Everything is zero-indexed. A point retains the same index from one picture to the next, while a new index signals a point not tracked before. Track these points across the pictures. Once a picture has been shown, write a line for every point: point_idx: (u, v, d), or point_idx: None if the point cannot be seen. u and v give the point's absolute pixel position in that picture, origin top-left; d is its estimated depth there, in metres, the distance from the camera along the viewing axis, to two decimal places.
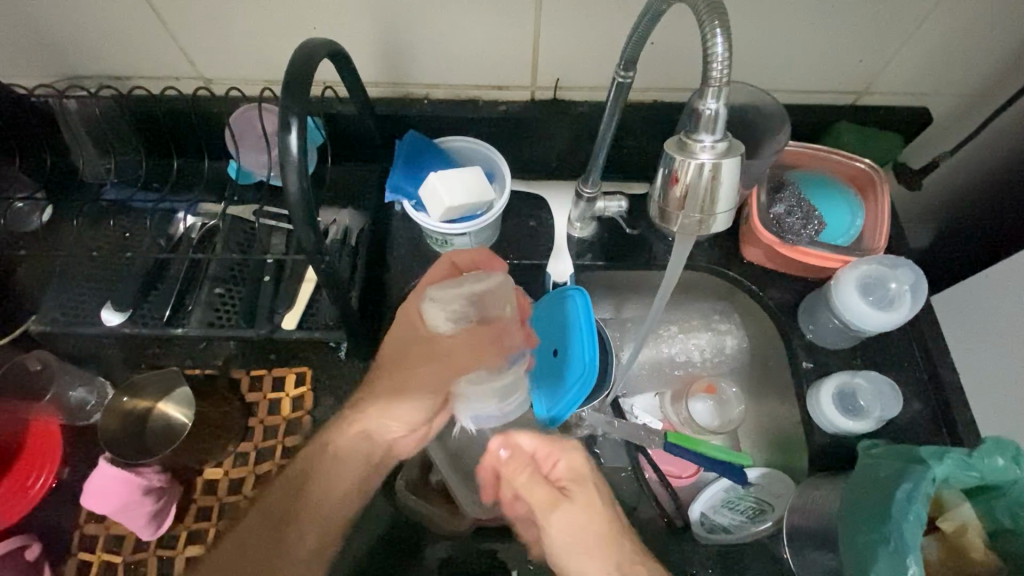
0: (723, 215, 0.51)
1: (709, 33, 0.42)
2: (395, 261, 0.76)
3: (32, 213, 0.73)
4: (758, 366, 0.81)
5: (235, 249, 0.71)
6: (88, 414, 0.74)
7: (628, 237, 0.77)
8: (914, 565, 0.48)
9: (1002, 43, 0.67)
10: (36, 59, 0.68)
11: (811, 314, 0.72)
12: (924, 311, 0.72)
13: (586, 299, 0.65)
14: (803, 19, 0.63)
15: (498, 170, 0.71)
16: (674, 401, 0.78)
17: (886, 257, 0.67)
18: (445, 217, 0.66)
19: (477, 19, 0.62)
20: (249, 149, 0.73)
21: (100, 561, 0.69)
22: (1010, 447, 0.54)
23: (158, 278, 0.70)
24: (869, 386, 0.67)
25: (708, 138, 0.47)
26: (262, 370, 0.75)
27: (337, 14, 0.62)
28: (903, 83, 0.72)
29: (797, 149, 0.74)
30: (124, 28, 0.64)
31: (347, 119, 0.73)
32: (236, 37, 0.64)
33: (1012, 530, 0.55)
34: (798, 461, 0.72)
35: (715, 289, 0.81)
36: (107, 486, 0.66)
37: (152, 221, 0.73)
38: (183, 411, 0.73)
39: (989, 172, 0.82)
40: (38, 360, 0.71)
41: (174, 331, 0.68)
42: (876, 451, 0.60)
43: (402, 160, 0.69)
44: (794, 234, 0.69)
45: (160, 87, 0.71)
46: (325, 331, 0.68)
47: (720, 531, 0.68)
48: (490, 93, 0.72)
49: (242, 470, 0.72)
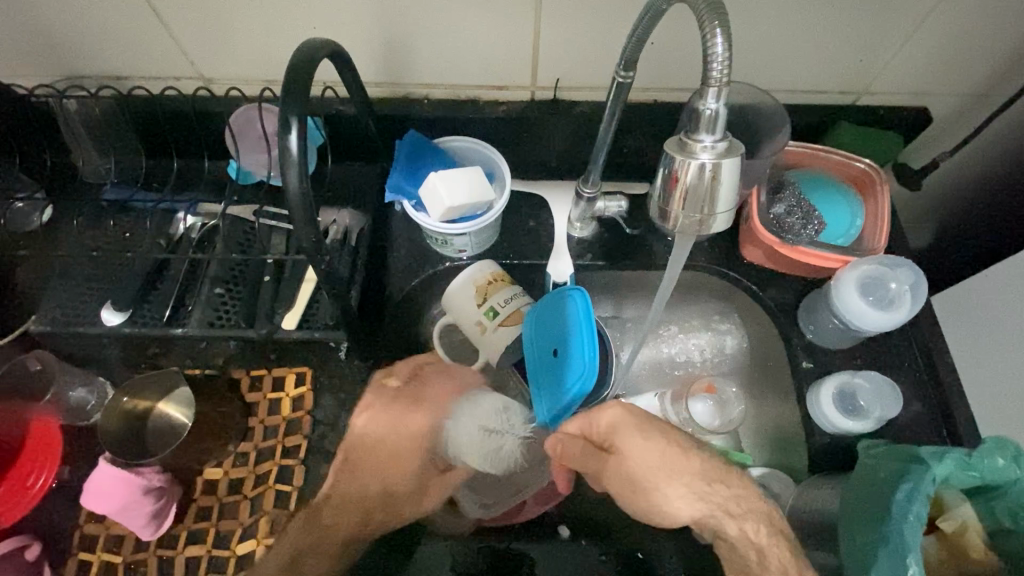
0: (723, 215, 0.50)
1: (708, 33, 0.42)
2: (396, 260, 0.76)
3: (31, 213, 0.73)
4: (757, 366, 0.81)
5: (235, 248, 0.71)
6: (89, 414, 0.75)
7: (629, 237, 0.77)
8: (914, 565, 0.48)
9: (1002, 43, 0.67)
10: (36, 59, 0.67)
11: (811, 313, 0.72)
12: (923, 311, 0.73)
13: (586, 299, 0.65)
14: (804, 17, 0.63)
15: (498, 169, 0.71)
16: (674, 401, 0.77)
17: (886, 257, 0.67)
18: (445, 216, 0.66)
19: (478, 19, 0.62)
20: (249, 149, 0.73)
21: (101, 561, 0.69)
22: (1011, 447, 0.54)
23: (159, 278, 0.70)
24: (869, 386, 0.67)
25: (708, 138, 0.47)
26: (262, 370, 0.76)
27: (337, 16, 0.62)
28: (903, 83, 0.72)
29: (797, 149, 0.74)
30: (124, 28, 0.64)
31: (347, 119, 0.73)
32: (236, 37, 0.65)
33: (1011, 529, 0.55)
34: (798, 461, 0.72)
35: (715, 289, 0.81)
36: (107, 486, 0.65)
37: (152, 221, 0.73)
38: (182, 411, 0.73)
39: (989, 173, 0.82)
40: (38, 360, 0.71)
41: (174, 331, 0.67)
42: (875, 451, 0.60)
43: (402, 160, 0.69)
44: (794, 234, 0.70)
45: (160, 87, 0.71)
46: (326, 331, 0.68)
47: None
48: (490, 93, 0.72)
49: (242, 470, 0.72)
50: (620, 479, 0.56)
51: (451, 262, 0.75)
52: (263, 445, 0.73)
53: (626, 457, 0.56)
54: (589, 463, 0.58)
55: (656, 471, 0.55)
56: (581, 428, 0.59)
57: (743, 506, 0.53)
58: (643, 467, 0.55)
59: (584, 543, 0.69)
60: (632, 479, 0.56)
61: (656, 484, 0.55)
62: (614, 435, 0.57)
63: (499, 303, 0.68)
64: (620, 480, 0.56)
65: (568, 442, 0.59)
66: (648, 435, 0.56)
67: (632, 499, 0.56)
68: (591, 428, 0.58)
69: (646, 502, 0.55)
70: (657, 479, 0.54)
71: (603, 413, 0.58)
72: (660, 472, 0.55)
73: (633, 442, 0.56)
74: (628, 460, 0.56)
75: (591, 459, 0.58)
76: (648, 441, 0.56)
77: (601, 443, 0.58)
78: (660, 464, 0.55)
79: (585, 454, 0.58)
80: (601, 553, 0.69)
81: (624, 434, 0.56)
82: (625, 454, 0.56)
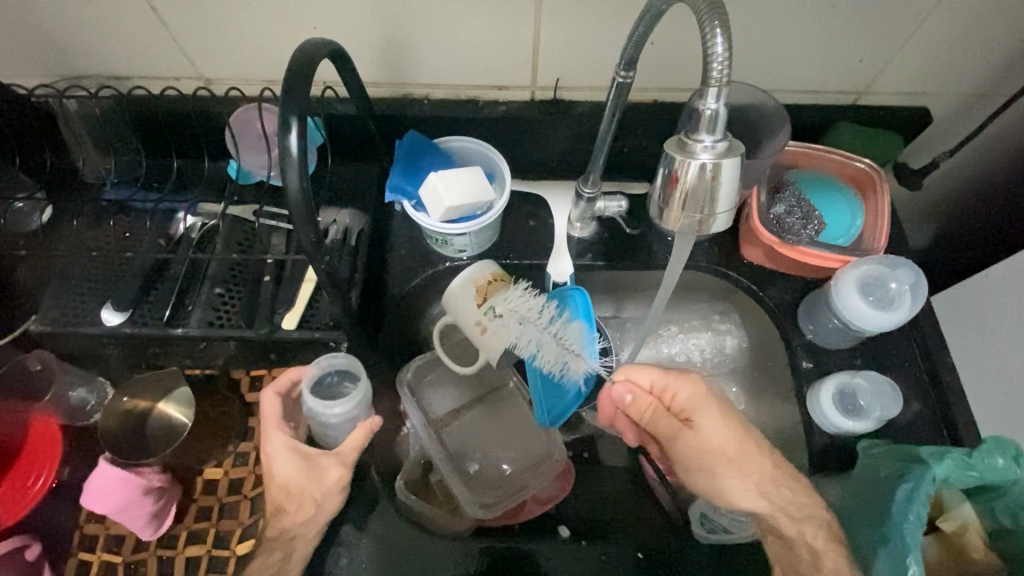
0: (723, 215, 0.50)
1: (708, 33, 0.42)
2: (395, 260, 0.76)
3: (31, 213, 0.73)
4: (758, 366, 0.81)
5: (234, 249, 0.71)
6: (88, 414, 0.75)
7: (629, 237, 0.77)
8: (914, 565, 0.48)
9: (1002, 44, 0.67)
10: (36, 59, 0.67)
11: (811, 313, 0.72)
12: (923, 310, 0.73)
13: (585, 298, 0.65)
14: (805, 17, 0.63)
15: (498, 170, 0.71)
16: None
17: (886, 257, 0.66)
18: (445, 216, 0.66)
19: (478, 19, 0.62)
20: (249, 149, 0.73)
21: (101, 561, 0.69)
22: (1011, 447, 0.54)
23: (158, 278, 0.71)
24: (869, 386, 0.68)
25: (708, 138, 0.47)
26: (262, 370, 0.76)
27: (337, 16, 0.62)
28: (903, 83, 0.72)
29: (797, 149, 0.74)
30: (124, 28, 0.63)
31: (347, 119, 0.73)
32: (236, 37, 0.64)
33: (1012, 529, 0.55)
34: (798, 461, 0.72)
35: (715, 289, 0.81)
36: (106, 486, 0.65)
37: (152, 222, 0.73)
38: (183, 411, 0.73)
39: (989, 173, 0.82)
40: (38, 360, 0.71)
41: (174, 331, 0.68)
42: (876, 451, 0.59)
43: (402, 160, 0.69)
44: (794, 234, 0.69)
45: (160, 87, 0.71)
46: (326, 331, 0.68)
47: (720, 531, 0.65)
48: (490, 93, 0.72)
49: (242, 469, 0.73)
50: (687, 459, 0.56)
51: (451, 262, 0.75)
52: (263, 444, 0.73)
53: (705, 438, 0.56)
54: (661, 425, 0.58)
55: (730, 458, 0.55)
56: (656, 388, 0.58)
57: (805, 511, 0.54)
58: (728, 445, 0.56)
59: (583, 543, 0.67)
60: (704, 454, 0.56)
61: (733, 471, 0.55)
62: (696, 411, 0.57)
63: (499, 303, 0.68)
64: (688, 460, 0.56)
65: (641, 396, 0.58)
66: (724, 420, 0.57)
67: (694, 473, 0.56)
68: (672, 392, 0.58)
69: (712, 478, 0.55)
70: (734, 464, 0.55)
71: (689, 382, 0.58)
72: (732, 460, 0.55)
73: (716, 424, 0.56)
74: (704, 440, 0.56)
75: (665, 423, 0.58)
76: (731, 432, 0.56)
77: (680, 414, 0.58)
78: (739, 454, 0.55)
79: (658, 416, 0.58)
80: (602, 553, 0.66)
81: (706, 415, 0.56)
82: (705, 432, 0.56)
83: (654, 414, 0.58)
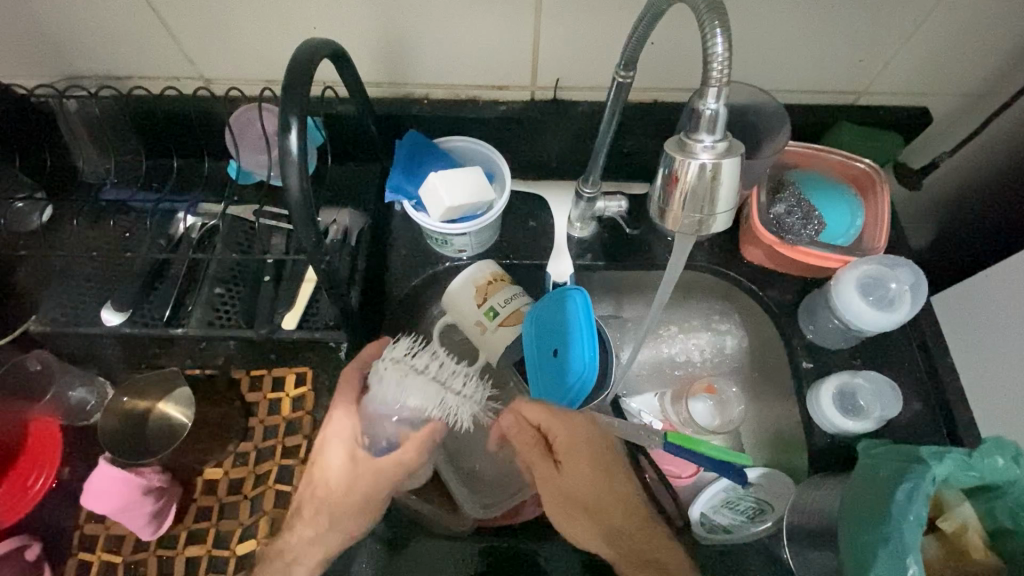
0: (723, 215, 0.50)
1: (708, 33, 0.42)
2: (396, 260, 0.76)
3: (31, 213, 0.72)
4: (758, 366, 0.81)
5: (234, 248, 0.71)
6: (89, 413, 0.75)
7: (629, 237, 0.77)
8: (914, 565, 0.48)
9: (1002, 44, 0.67)
10: (36, 59, 0.67)
11: (811, 313, 0.72)
12: (923, 310, 0.73)
13: (586, 298, 0.65)
14: (805, 17, 0.63)
15: (497, 169, 0.71)
16: (674, 401, 0.76)
17: (886, 257, 0.66)
18: (445, 217, 0.66)
19: (478, 19, 0.62)
20: (248, 149, 0.73)
21: (101, 561, 0.69)
22: (1011, 447, 0.54)
23: (158, 278, 0.70)
24: (869, 385, 0.68)
25: (708, 138, 0.47)
26: (262, 370, 0.75)
27: (337, 16, 0.62)
28: (904, 83, 0.72)
29: (796, 149, 0.74)
30: (123, 27, 0.63)
31: (347, 119, 0.73)
32: (235, 37, 0.64)
33: (1013, 530, 0.55)
34: (798, 461, 0.72)
35: (715, 289, 0.81)
36: (106, 486, 0.65)
37: (152, 222, 0.73)
38: (182, 411, 0.73)
39: (989, 173, 0.82)
40: (38, 360, 0.71)
41: (174, 331, 0.67)
42: (875, 451, 0.60)
43: (402, 161, 0.69)
44: (794, 234, 0.70)
45: (160, 87, 0.71)
46: (326, 331, 0.68)
47: (720, 532, 0.68)
48: (490, 93, 0.72)
49: (242, 470, 0.73)
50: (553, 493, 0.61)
51: (451, 262, 0.75)
52: (263, 444, 0.73)
53: (571, 478, 0.61)
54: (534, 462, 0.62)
55: (591, 499, 0.61)
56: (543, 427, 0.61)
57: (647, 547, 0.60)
58: (589, 486, 0.61)
59: None
60: (570, 493, 0.61)
61: (598, 505, 0.61)
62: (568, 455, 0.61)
63: (499, 303, 0.68)
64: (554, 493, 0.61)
65: (524, 429, 0.62)
66: (594, 462, 0.61)
67: (552, 507, 0.62)
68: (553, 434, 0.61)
69: (564, 506, 0.61)
70: (590, 506, 0.61)
71: (573, 421, 0.61)
72: (591, 502, 0.61)
73: (587, 468, 0.60)
74: (569, 478, 0.61)
75: (541, 459, 0.62)
76: (600, 474, 0.61)
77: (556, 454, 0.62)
78: (601, 495, 0.61)
79: (534, 453, 0.62)
80: None
81: (580, 459, 0.60)
82: (574, 473, 0.61)
83: (525, 445, 0.62)
